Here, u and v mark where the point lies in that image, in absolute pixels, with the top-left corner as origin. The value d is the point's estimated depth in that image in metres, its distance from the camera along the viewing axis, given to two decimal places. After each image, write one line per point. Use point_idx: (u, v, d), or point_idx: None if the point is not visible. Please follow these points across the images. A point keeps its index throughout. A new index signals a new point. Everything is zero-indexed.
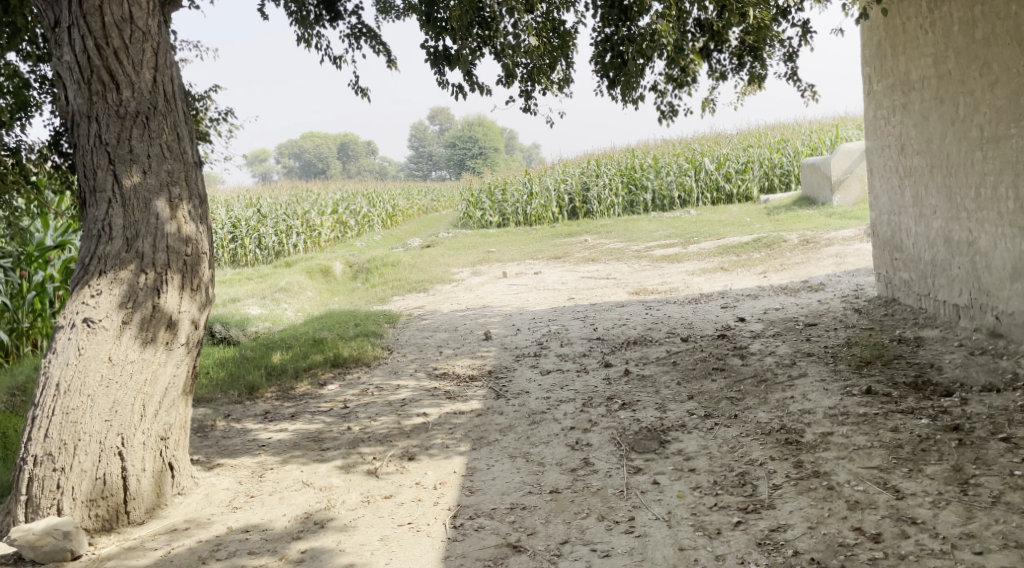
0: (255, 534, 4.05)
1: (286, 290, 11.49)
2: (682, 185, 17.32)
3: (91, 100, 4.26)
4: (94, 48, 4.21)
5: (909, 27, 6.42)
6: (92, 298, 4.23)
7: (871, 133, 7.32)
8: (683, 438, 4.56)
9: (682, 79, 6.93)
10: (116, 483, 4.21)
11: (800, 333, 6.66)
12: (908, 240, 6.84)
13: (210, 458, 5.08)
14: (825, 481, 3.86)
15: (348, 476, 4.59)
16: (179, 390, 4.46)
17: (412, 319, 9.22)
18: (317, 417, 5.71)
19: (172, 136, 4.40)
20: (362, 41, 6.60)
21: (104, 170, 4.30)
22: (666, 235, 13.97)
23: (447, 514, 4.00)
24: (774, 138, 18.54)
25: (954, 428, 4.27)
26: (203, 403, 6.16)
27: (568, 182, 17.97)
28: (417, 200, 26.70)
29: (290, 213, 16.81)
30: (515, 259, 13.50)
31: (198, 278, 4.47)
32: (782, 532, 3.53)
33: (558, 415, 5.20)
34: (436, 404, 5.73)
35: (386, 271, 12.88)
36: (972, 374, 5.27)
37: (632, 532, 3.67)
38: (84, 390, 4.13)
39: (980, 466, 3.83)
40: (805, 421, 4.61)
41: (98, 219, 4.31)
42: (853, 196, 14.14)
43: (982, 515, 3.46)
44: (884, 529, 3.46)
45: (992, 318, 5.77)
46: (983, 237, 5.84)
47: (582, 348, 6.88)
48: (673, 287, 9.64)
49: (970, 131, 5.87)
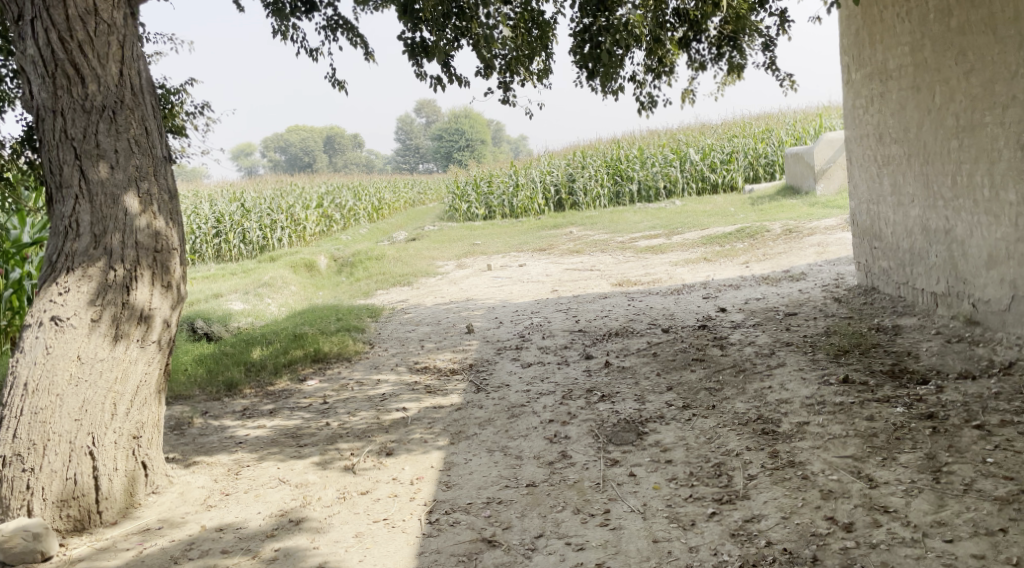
0: (229, 532, 4.04)
1: (269, 285, 11.42)
2: (668, 175, 17.34)
3: (56, 94, 4.22)
4: (58, 41, 4.17)
5: (886, 15, 6.43)
6: (60, 295, 4.19)
7: (850, 122, 7.33)
8: (661, 429, 4.57)
9: (660, 69, 6.95)
10: (88, 483, 4.19)
11: (780, 323, 6.68)
12: (886, 229, 6.86)
13: (187, 455, 5.06)
14: (799, 471, 3.87)
15: (325, 473, 4.58)
16: (151, 388, 4.43)
17: (395, 312, 9.19)
18: (296, 413, 5.70)
19: (140, 130, 4.36)
20: (338, 33, 6.59)
21: (71, 166, 4.26)
22: (651, 225, 13.98)
23: (422, 510, 3.99)
24: (758, 128, 18.55)
25: (929, 417, 4.28)
26: (181, 401, 6.12)
27: (554, 174, 17.95)
28: (404, 194, 26.65)
29: (274, 208, 16.73)
30: (500, 252, 13.48)
31: (169, 275, 4.44)
32: (756, 522, 3.54)
33: (537, 408, 5.20)
34: (417, 399, 5.72)
35: (371, 264, 12.84)
36: (948, 362, 5.29)
37: (607, 525, 3.67)
38: (53, 389, 4.10)
39: (953, 454, 3.84)
40: (781, 411, 4.61)
41: (65, 215, 4.27)
42: (836, 184, 14.18)
43: (953, 503, 3.48)
44: (856, 518, 3.47)
45: (969, 306, 5.80)
46: (959, 225, 5.86)
47: (563, 340, 6.87)
48: (657, 278, 9.64)
49: (947, 118, 5.88)
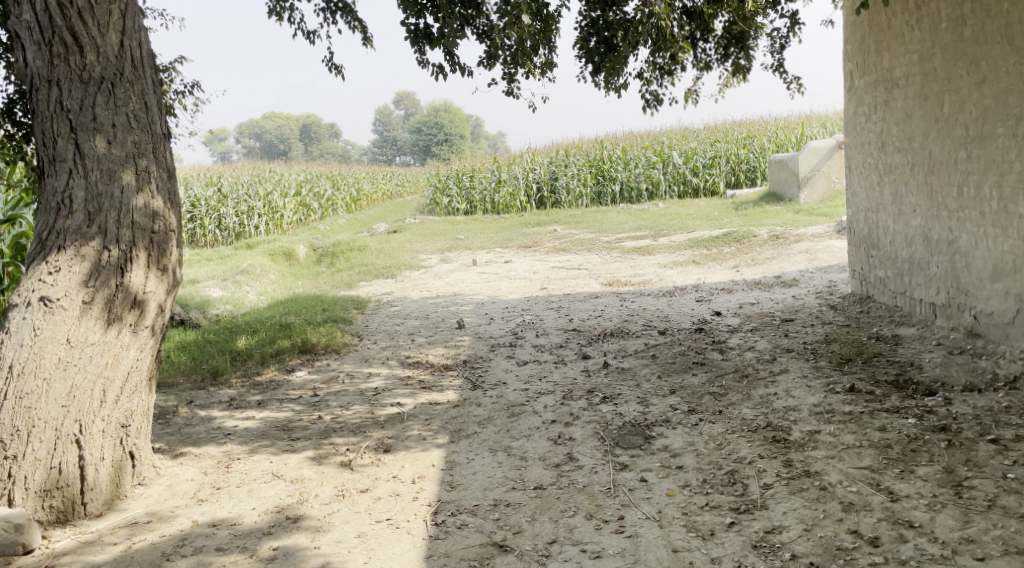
0: (223, 529, 3.88)
1: (247, 273, 11.24)
2: (650, 177, 17.29)
3: (52, 62, 4.03)
4: (56, 7, 3.99)
5: (895, 22, 6.37)
6: (50, 275, 4.01)
7: (851, 129, 7.28)
8: (668, 434, 4.46)
9: (667, 67, 6.84)
10: (74, 473, 4.02)
11: (778, 329, 6.60)
12: (885, 238, 6.81)
13: (173, 446, 4.89)
14: (816, 481, 3.77)
15: (321, 469, 4.42)
16: (142, 375, 4.27)
17: (380, 305, 9.02)
18: (286, 405, 5.53)
19: (140, 105, 4.18)
20: (337, 16, 6.48)
21: (65, 138, 4.07)
22: (635, 227, 13.92)
23: (427, 510, 3.86)
24: (741, 134, 18.54)
25: (942, 429, 4.21)
26: (165, 390, 5.95)
27: (536, 171, 17.85)
28: (382, 185, 26.43)
29: (251, 194, 16.46)
30: (483, 248, 13.33)
31: (165, 258, 4.26)
32: (777, 534, 3.44)
33: (538, 407, 5.07)
34: (411, 394, 5.58)
35: (352, 255, 12.64)
36: (952, 374, 5.24)
37: (623, 532, 3.56)
38: (40, 373, 3.92)
39: (972, 469, 3.77)
40: (790, 418, 4.52)
41: (57, 190, 4.08)
42: (819, 193, 14.18)
43: (979, 520, 3.40)
44: (881, 532, 3.38)
45: (970, 318, 5.75)
46: (964, 236, 5.81)
47: (557, 339, 6.75)
48: (646, 279, 9.55)
49: (955, 128, 5.82)
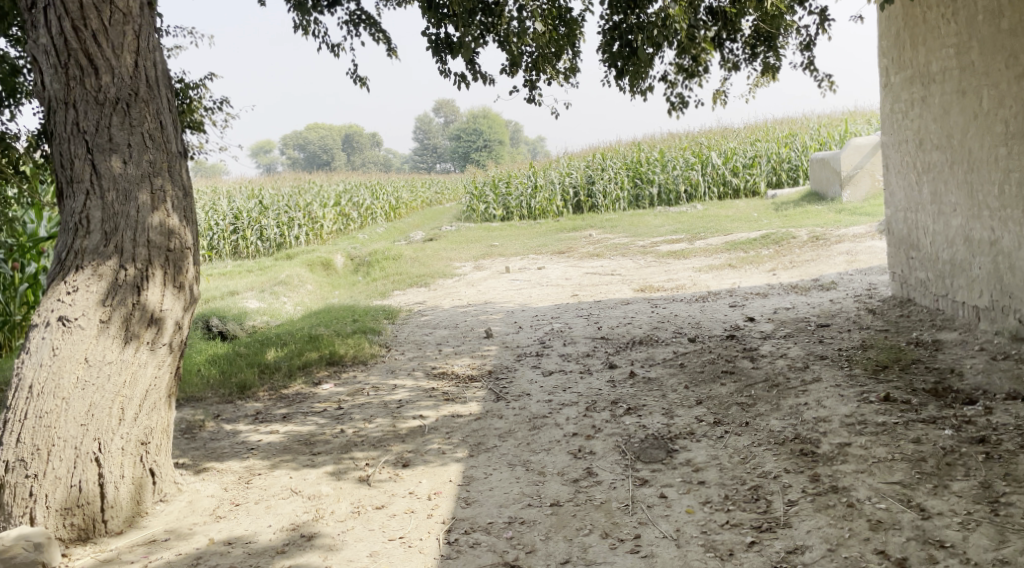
0: (238, 547, 3.84)
1: (285, 283, 11.27)
2: (689, 179, 17.02)
3: (68, 84, 4.03)
4: (72, 30, 3.99)
5: (930, 17, 6.15)
6: (68, 295, 4.01)
7: (888, 127, 7.06)
8: (692, 447, 4.32)
9: (692, 69, 6.69)
10: (93, 491, 4.01)
11: (813, 335, 6.41)
12: (925, 239, 6.58)
13: (197, 461, 4.87)
14: (844, 497, 3.62)
15: (339, 485, 4.37)
16: (161, 392, 4.25)
17: (412, 314, 8.97)
18: (309, 418, 5.49)
19: (155, 124, 4.17)
20: (361, 28, 6.43)
21: (82, 159, 4.07)
22: (672, 230, 13.71)
23: (441, 528, 3.78)
24: (782, 132, 18.21)
25: (980, 441, 4.02)
26: (193, 403, 5.95)
27: (573, 176, 17.72)
28: (421, 192, 26.47)
29: (291, 205, 16.57)
30: (519, 254, 13.23)
31: (181, 275, 4.24)
32: (799, 554, 3.30)
33: (560, 420, 4.96)
34: (435, 406, 5.50)
35: (387, 265, 12.62)
36: (994, 381, 5.02)
37: (639, 552, 3.44)
38: (58, 393, 3.92)
39: (1010, 484, 3.59)
40: (820, 430, 4.35)
41: (75, 211, 4.08)
42: (863, 191, 13.85)
43: (1016, 540, 3.23)
44: (910, 553, 3.23)
45: (1015, 321, 5.51)
46: (1007, 236, 5.57)
47: (585, 348, 6.63)
48: (680, 284, 9.38)
49: (995, 124, 5.59)
